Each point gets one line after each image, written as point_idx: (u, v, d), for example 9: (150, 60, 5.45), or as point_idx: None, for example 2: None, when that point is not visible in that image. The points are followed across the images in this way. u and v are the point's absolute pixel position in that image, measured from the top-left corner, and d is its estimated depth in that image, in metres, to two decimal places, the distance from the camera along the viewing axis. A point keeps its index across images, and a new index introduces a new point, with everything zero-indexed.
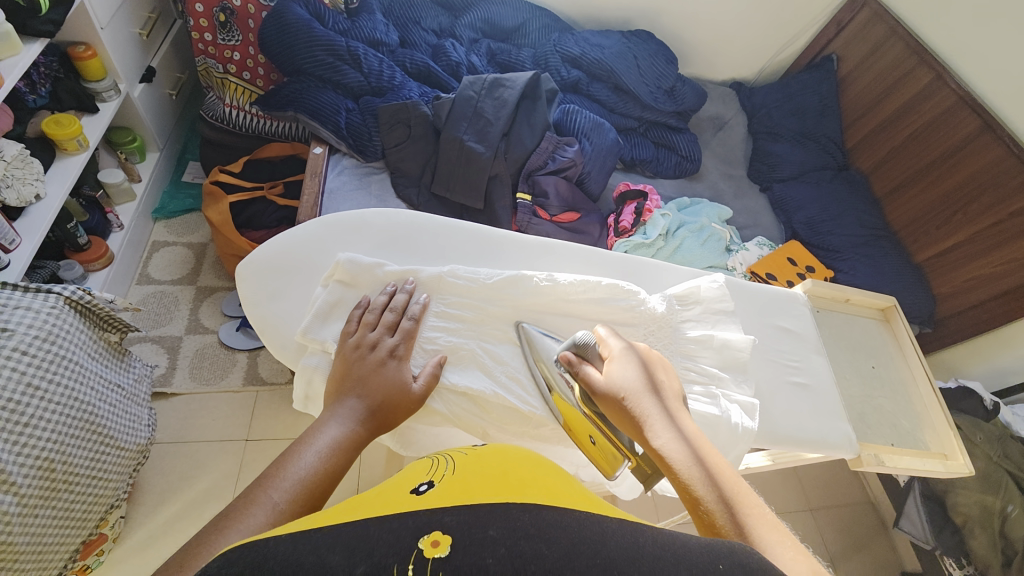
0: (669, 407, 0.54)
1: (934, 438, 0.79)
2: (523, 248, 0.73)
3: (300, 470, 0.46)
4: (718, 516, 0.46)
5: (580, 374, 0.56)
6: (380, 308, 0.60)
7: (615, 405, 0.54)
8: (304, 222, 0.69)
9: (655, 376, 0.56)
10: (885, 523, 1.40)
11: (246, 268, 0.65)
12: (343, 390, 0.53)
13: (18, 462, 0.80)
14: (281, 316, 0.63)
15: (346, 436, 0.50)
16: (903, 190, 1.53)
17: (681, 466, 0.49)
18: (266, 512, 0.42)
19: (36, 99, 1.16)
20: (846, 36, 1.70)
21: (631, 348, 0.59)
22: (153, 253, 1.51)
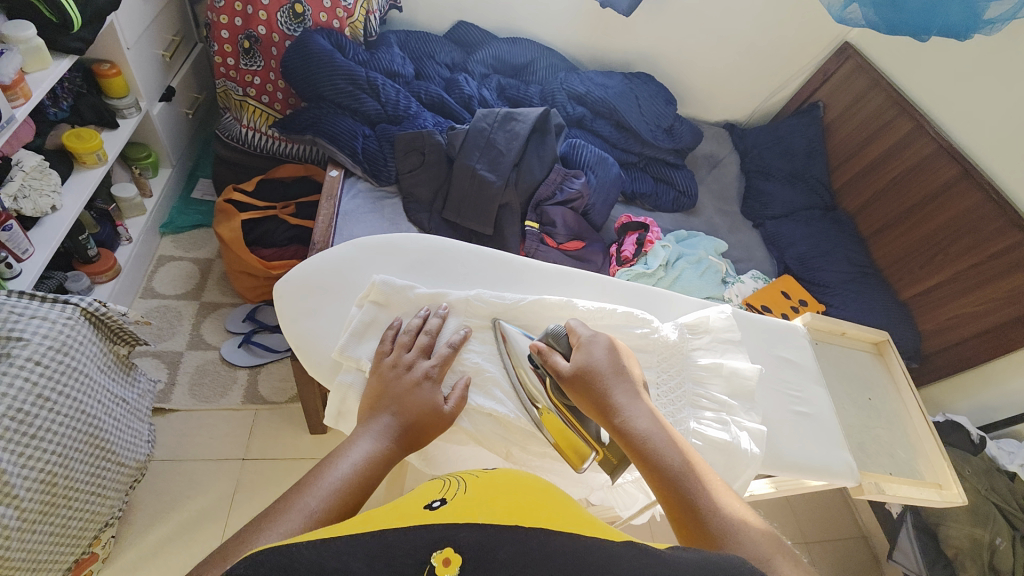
0: (634, 387, 0.59)
1: (929, 469, 0.82)
2: (543, 275, 0.76)
3: (335, 479, 0.47)
4: (671, 477, 0.51)
5: (548, 362, 0.60)
6: (414, 330, 0.62)
7: (582, 386, 0.58)
8: (340, 244, 0.73)
9: (616, 360, 0.60)
10: (877, 557, 1.42)
11: (285, 286, 0.68)
12: (378, 406, 0.55)
13: (22, 474, 0.78)
14: (317, 333, 0.65)
15: (380, 452, 0.51)
16: (888, 230, 1.62)
17: (642, 436, 0.54)
18: (302, 517, 0.43)
19: (57, 112, 1.20)
20: (832, 86, 1.83)
21: (599, 335, 0.63)
22: (158, 267, 1.52)
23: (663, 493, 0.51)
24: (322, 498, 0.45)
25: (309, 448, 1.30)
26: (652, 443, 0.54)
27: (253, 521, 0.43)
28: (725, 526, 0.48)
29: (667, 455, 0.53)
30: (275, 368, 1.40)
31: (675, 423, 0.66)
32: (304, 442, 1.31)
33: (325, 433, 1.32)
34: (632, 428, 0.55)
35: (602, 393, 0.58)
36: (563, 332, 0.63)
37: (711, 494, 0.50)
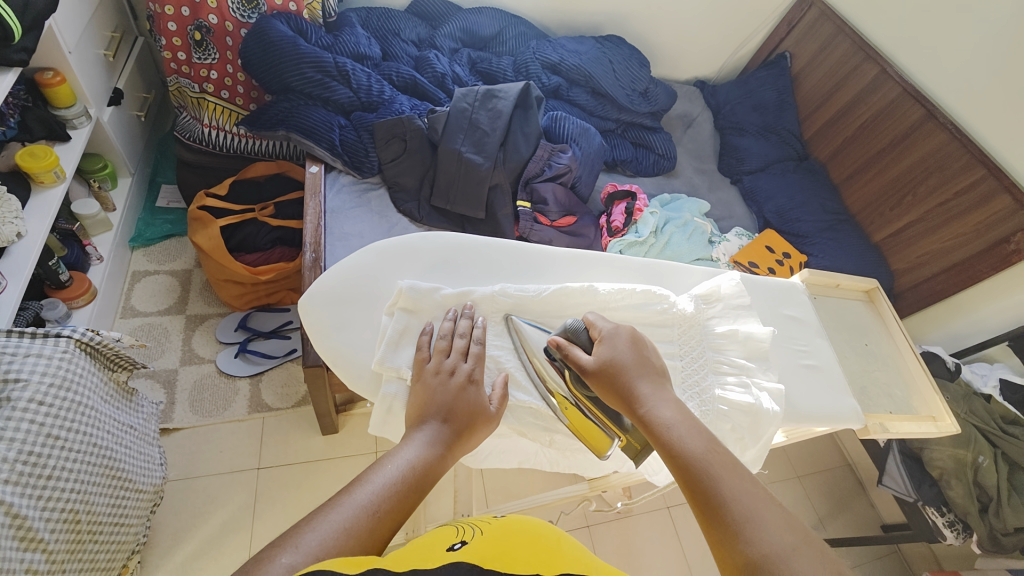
0: (657, 379, 0.61)
1: (923, 403, 0.89)
2: (560, 262, 0.77)
3: (388, 477, 0.48)
4: (693, 466, 0.52)
5: (568, 356, 0.61)
6: (449, 334, 0.62)
7: (605, 379, 0.60)
8: (356, 251, 0.72)
9: (640, 352, 0.62)
10: (862, 483, 1.54)
11: (310, 302, 0.67)
12: (426, 412, 0.56)
13: (44, 516, 0.75)
14: (351, 346, 0.65)
15: (436, 458, 0.52)
16: (858, 176, 1.68)
17: (663, 424, 0.56)
18: (357, 507, 0.45)
19: (5, 130, 1.09)
20: (797, 35, 1.85)
21: (620, 327, 0.64)
22: (134, 284, 1.44)
23: (685, 479, 0.52)
24: (376, 493, 0.47)
25: (321, 449, 1.30)
26: (676, 433, 0.55)
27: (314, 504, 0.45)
28: (746, 513, 0.48)
29: (688, 443, 0.54)
30: (276, 374, 1.37)
31: (701, 392, 0.69)
32: (315, 443, 1.30)
33: (337, 433, 1.32)
34: (654, 419, 0.56)
35: (626, 386, 0.59)
36: (581, 327, 0.64)
37: (736, 483, 0.50)
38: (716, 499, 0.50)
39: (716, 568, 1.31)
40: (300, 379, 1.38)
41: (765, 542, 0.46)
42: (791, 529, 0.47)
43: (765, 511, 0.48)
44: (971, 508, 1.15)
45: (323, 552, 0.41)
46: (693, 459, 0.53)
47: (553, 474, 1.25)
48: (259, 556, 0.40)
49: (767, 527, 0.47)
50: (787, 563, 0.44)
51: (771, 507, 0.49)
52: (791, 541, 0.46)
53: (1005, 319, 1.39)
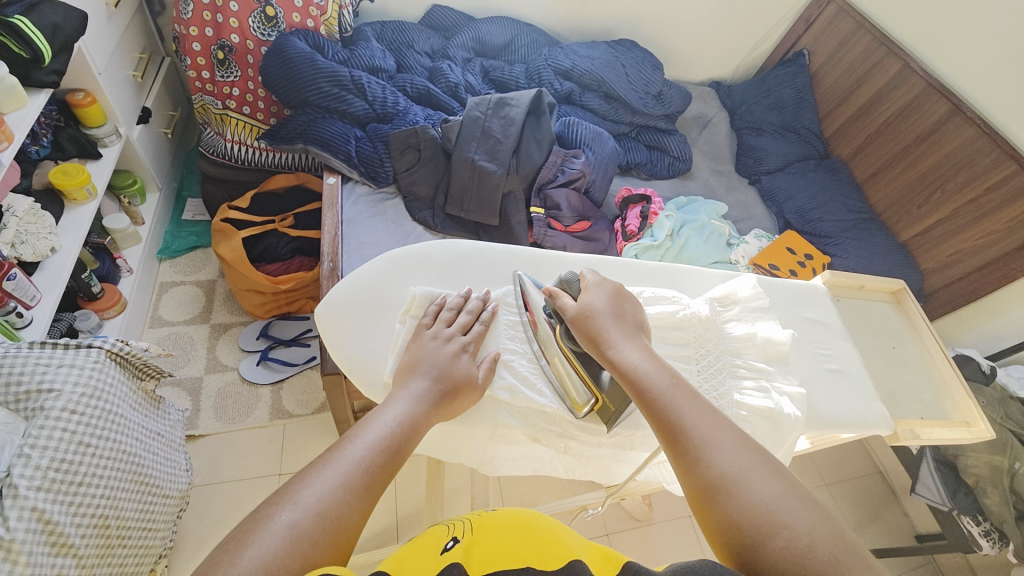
0: (631, 328, 0.61)
1: (956, 408, 0.85)
2: (570, 267, 0.77)
3: (378, 433, 0.50)
4: (658, 399, 0.53)
5: (558, 303, 0.64)
6: (456, 308, 0.65)
7: (582, 324, 0.61)
8: (369, 260, 0.73)
9: (620, 305, 0.63)
10: (895, 491, 1.48)
11: (326, 310, 0.68)
12: (414, 372, 0.58)
13: (75, 522, 0.77)
14: (367, 355, 0.65)
15: (419, 413, 0.54)
16: (884, 173, 1.63)
17: (630, 364, 0.56)
18: (355, 457, 0.47)
19: (39, 150, 1.15)
20: (815, 32, 1.82)
21: (606, 281, 0.66)
22: (162, 295, 1.50)
23: (650, 413, 0.53)
24: (366, 448, 0.48)
25: None
26: (642, 370, 0.55)
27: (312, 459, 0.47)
28: (707, 440, 0.49)
29: (653, 379, 0.54)
30: (296, 381, 1.40)
31: (720, 397, 0.67)
32: None
33: None
34: (622, 359, 0.57)
35: (598, 331, 0.60)
36: (576, 278, 0.68)
37: (697, 413, 0.51)
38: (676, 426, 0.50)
39: None
40: (319, 386, 1.41)
41: (723, 463, 0.47)
42: (749, 453, 0.48)
43: (726, 436, 0.49)
44: (1007, 517, 1.10)
45: (322, 508, 0.42)
46: (656, 392, 0.53)
47: (570, 481, 1.24)
48: (256, 515, 0.41)
49: (724, 447, 0.48)
50: (742, 484, 0.45)
51: (729, 434, 0.50)
52: (746, 461, 0.47)
53: None
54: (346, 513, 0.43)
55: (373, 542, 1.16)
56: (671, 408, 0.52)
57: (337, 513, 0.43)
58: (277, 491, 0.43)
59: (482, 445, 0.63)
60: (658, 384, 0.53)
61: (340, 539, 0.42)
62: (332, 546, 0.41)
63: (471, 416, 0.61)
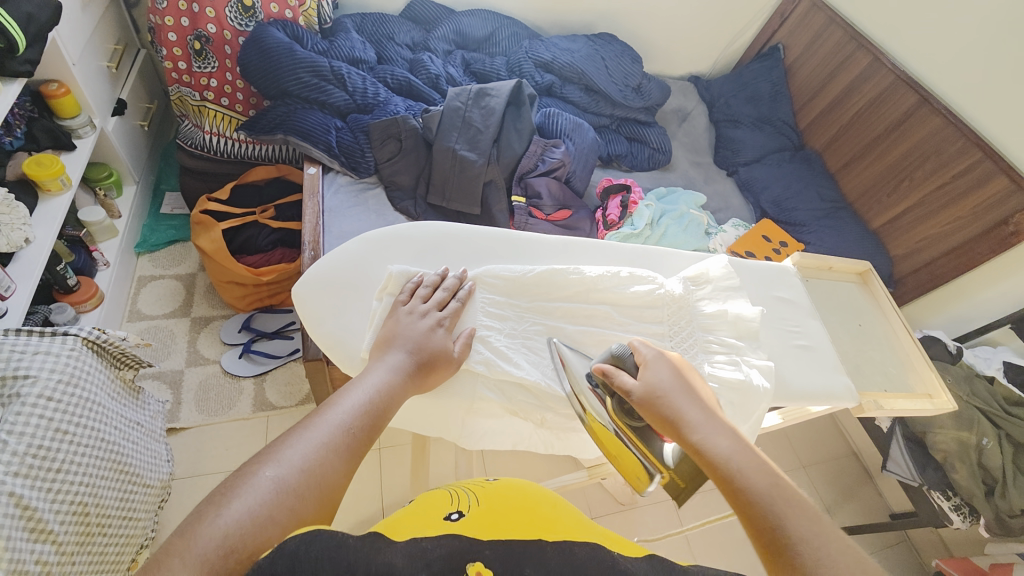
0: (710, 410, 0.57)
1: (919, 381, 0.88)
2: (549, 248, 0.78)
3: (357, 399, 0.51)
4: (754, 500, 0.48)
5: (615, 382, 0.60)
6: (432, 285, 0.66)
7: (652, 407, 0.58)
8: (347, 241, 0.73)
9: (688, 381, 0.60)
10: (868, 471, 1.53)
11: (304, 289, 0.69)
12: (390, 346, 0.59)
13: (53, 508, 0.76)
14: (345, 332, 0.66)
15: (397, 382, 0.55)
16: (855, 164, 1.68)
17: (719, 458, 0.52)
18: (340, 419, 0.48)
19: (13, 141, 1.13)
20: (790, 26, 1.86)
21: (664, 355, 0.62)
22: (140, 288, 1.48)
23: (744, 515, 0.48)
24: (348, 413, 0.49)
25: None
26: (736, 465, 0.51)
27: (296, 421, 0.48)
28: (818, 558, 0.43)
29: (747, 477, 0.50)
30: (279, 373, 1.40)
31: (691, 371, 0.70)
32: None
33: None
34: (708, 449, 0.53)
35: (673, 415, 0.57)
36: (628, 352, 0.63)
37: (805, 523, 0.45)
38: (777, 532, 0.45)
39: (723, 559, 1.31)
40: (302, 378, 1.41)
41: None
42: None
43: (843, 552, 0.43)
44: (975, 490, 1.15)
45: (304, 463, 0.44)
46: (750, 490, 0.49)
47: (556, 465, 1.26)
48: (239, 472, 0.42)
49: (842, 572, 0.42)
50: None
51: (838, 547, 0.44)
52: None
53: (1005, 302, 1.38)
54: (329, 472, 0.44)
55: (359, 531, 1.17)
56: (769, 511, 0.47)
57: (322, 472, 0.44)
58: (259, 452, 0.44)
59: (461, 422, 0.64)
60: (756, 485, 0.49)
61: (326, 498, 0.43)
62: (314, 502, 0.42)
63: (447, 391, 0.63)
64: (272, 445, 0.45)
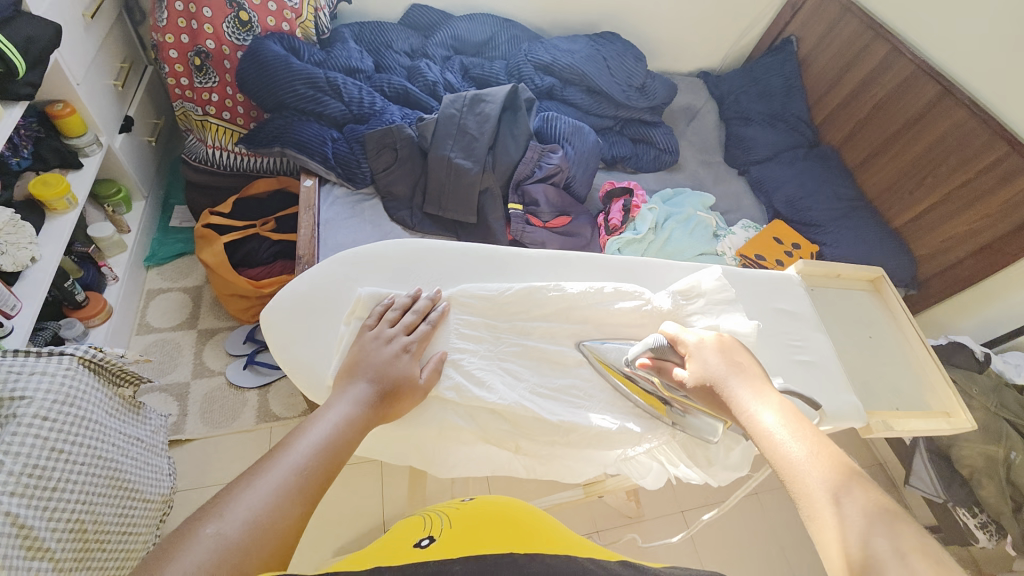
0: (760, 384, 0.56)
1: (935, 399, 0.84)
2: (532, 263, 0.76)
3: (315, 437, 0.50)
4: (800, 470, 0.48)
5: (665, 373, 0.62)
6: (402, 308, 0.65)
7: (703, 395, 0.58)
8: (320, 261, 0.72)
9: (733, 360, 0.59)
10: (894, 483, 1.45)
11: (273, 314, 0.67)
12: (354, 374, 0.58)
13: (49, 526, 0.78)
14: (310, 358, 0.65)
15: (358, 414, 0.54)
16: (874, 160, 1.60)
17: (764, 430, 0.52)
18: (298, 457, 0.47)
19: (19, 161, 1.14)
20: (802, 18, 1.78)
21: (705, 339, 0.61)
22: (149, 301, 1.51)
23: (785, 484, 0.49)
24: (306, 452, 0.48)
25: None
26: (779, 436, 0.51)
27: (254, 460, 0.47)
28: (856, 521, 0.43)
29: (795, 458, 0.49)
30: (282, 385, 1.41)
31: None
32: None
33: None
34: (753, 424, 0.53)
35: (723, 399, 0.56)
36: (666, 344, 0.63)
37: (846, 487, 0.46)
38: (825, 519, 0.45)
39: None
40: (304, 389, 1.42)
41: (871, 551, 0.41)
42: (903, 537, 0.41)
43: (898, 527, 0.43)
44: (1004, 508, 1.07)
45: (254, 514, 0.42)
46: (799, 473, 0.48)
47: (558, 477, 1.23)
48: (178, 531, 0.39)
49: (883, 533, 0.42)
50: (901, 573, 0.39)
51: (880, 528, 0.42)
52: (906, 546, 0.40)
53: None
54: (282, 515, 0.43)
55: (360, 543, 1.17)
56: (807, 475, 0.48)
57: (274, 521, 0.42)
58: (213, 496, 0.43)
59: (434, 448, 0.63)
60: (801, 456, 0.49)
61: (279, 546, 0.42)
62: (266, 550, 0.41)
63: (416, 417, 0.61)
64: (227, 488, 0.44)
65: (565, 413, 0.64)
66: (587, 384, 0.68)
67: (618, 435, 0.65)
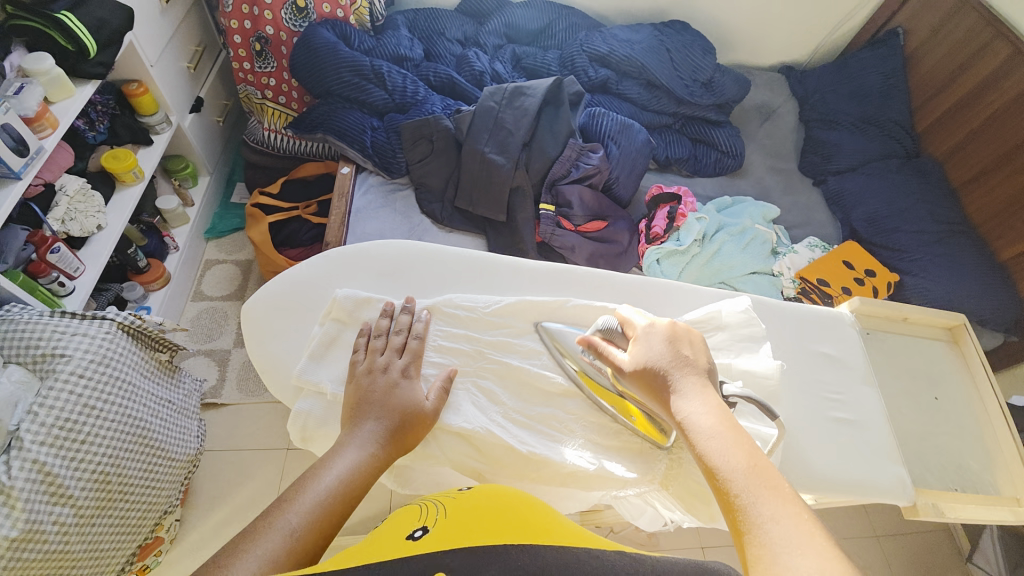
0: (698, 382, 0.55)
1: (1007, 482, 0.79)
2: (525, 275, 0.76)
3: (317, 494, 0.50)
4: (730, 480, 0.48)
5: (603, 355, 0.60)
6: (384, 332, 0.65)
7: (639, 381, 0.57)
8: (311, 258, 0.75)
9: (680, 352, 0.57)
10: (963, 555, 1.24)
11: (254, 306, 0.71)
12: (363, 414, 0.57)
13: (75, 475, 0.86)
14: (280, 355, 0.68)
15: (367, 458, 0.54)
16: (986, 179, 1.35)
17: (699, 434, 0.51)
18: (317, 492, 0.50)
19: (95, 135, 1.26)
20: (913, 7, 1.53)
21: (658, 326, 0.60)
22: (206, 271, 1.62)
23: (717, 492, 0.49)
24: (301, 513, 0.48)
25: None
26: (712, 443, 0.50)
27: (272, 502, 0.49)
28: (777, 538, 0.43)
29: (726, 464, 0.49)
30: None
31: None
32: None
33: None
34: (687, 425, 0.52)
35: (660, 388, 0.56)
36: (615, 325, 0.62)
37: (770, 504, 0.46)
38: (750, 531, 0.45)
39: None
40: None
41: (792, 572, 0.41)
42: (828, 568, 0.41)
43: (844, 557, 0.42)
44: None
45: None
46: (728, 482, 0.48)
47: None
48: None
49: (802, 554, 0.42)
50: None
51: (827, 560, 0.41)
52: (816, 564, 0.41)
53: None
54: None
55: (363, 527, 1.18)
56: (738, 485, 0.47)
57: None
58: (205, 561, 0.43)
59: (400, 461, 0.62)
60: (734, 466, 0.48)
61: None
62: None
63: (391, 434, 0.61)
64: (247, 530, 0.46)
65: (537, 445, 0.61)
66: (570, 415, 0.65)
67: (595, 476, 0.61)
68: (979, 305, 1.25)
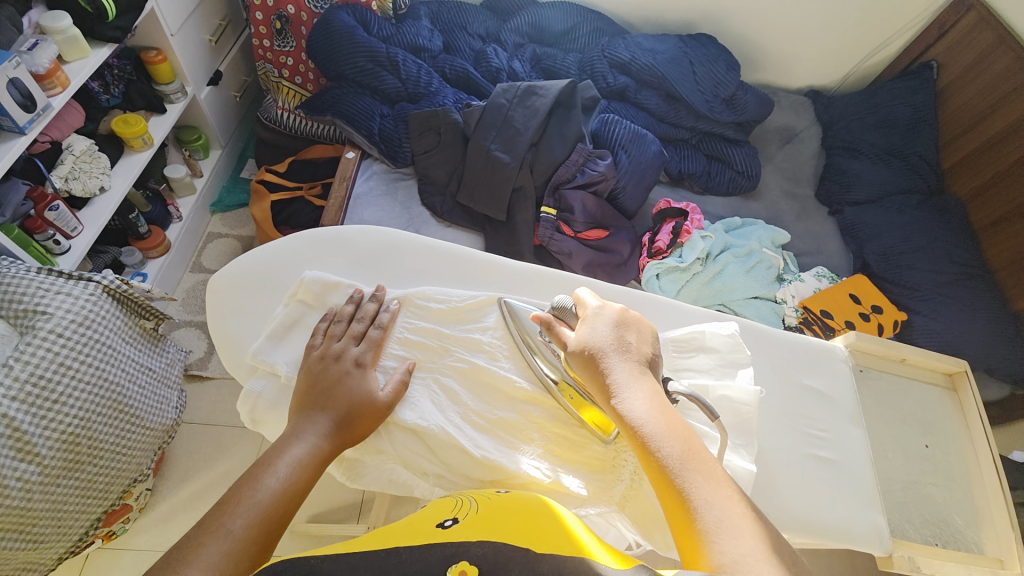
0: (637, 368, 0.56)
1: (992, 540, 0.76)
2: (500, 274, 0.74)
3: (262, 495, 0.50)
4: (668, 463, 0.51)
5: (555, 334, 0.61)
6: (348, 319, 0.64)
7: (582, 364, 0.58)
8: (285, 237, 0.75)
9: (622, 337, 0.58)
10: None
11: (221, 280, 0.71)
12: (314, 404, 0.57)
13: (43, 434, 0.86)
14: (240, 333, 0.67)
15: (311, 452, 0.54)
16: (1008, 223, 1.29)
17: (638, 419, 0.53)
18: (258, 497, 0.49)
19: (109, 98, 1.28)
20: (950, 40, 1.47)
21: (608, 308, 0.61)
22: (207, 244, 1.62)
23: (653, 474, 0.51)
24: (246, 520, 0.48)
25: None
26: (648, 429, 0.52)
27: (210, 508, 0.49)
28: (715, 523, 0.47)
29: (664, 446, 0.51)
30: None
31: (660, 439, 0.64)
32: None
33: None
34: (625, 410, 0.53)
35: (602, 373, 0.56)
36: (569, 305, 0.62)
37: (705, 490, 0.49)
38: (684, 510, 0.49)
39: None
40: None
41: (723, 554, 0.45)
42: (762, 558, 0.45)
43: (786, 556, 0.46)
44: None
45: None
46: (666, 466, 0.51)
47: None
48: None
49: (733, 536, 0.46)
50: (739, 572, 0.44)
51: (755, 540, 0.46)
52: (746, 549, 0.45)
53: None
54: None
55: (335, 514, 1.16)
56: (678, 471, 0.50)
57: None
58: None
59: (353, 453, 0.60)
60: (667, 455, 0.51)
61: None
62: None
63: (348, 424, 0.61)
64: (183, 540, 0.46)
65: (494, 451, 0.59)
66: (533, 424, 0.62)
67: (549, 487, 0.59)
68: (987, 354, 1.20)
